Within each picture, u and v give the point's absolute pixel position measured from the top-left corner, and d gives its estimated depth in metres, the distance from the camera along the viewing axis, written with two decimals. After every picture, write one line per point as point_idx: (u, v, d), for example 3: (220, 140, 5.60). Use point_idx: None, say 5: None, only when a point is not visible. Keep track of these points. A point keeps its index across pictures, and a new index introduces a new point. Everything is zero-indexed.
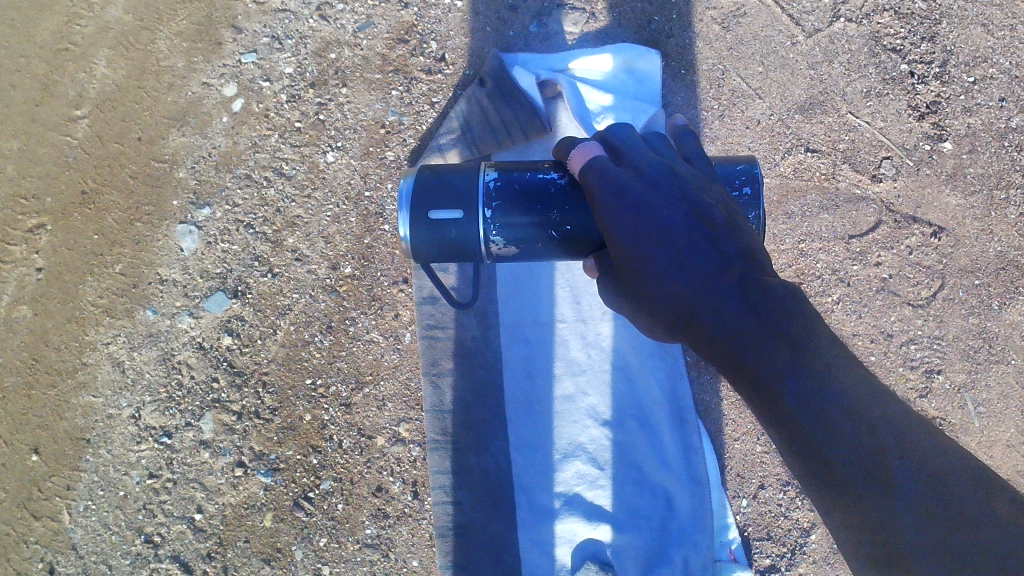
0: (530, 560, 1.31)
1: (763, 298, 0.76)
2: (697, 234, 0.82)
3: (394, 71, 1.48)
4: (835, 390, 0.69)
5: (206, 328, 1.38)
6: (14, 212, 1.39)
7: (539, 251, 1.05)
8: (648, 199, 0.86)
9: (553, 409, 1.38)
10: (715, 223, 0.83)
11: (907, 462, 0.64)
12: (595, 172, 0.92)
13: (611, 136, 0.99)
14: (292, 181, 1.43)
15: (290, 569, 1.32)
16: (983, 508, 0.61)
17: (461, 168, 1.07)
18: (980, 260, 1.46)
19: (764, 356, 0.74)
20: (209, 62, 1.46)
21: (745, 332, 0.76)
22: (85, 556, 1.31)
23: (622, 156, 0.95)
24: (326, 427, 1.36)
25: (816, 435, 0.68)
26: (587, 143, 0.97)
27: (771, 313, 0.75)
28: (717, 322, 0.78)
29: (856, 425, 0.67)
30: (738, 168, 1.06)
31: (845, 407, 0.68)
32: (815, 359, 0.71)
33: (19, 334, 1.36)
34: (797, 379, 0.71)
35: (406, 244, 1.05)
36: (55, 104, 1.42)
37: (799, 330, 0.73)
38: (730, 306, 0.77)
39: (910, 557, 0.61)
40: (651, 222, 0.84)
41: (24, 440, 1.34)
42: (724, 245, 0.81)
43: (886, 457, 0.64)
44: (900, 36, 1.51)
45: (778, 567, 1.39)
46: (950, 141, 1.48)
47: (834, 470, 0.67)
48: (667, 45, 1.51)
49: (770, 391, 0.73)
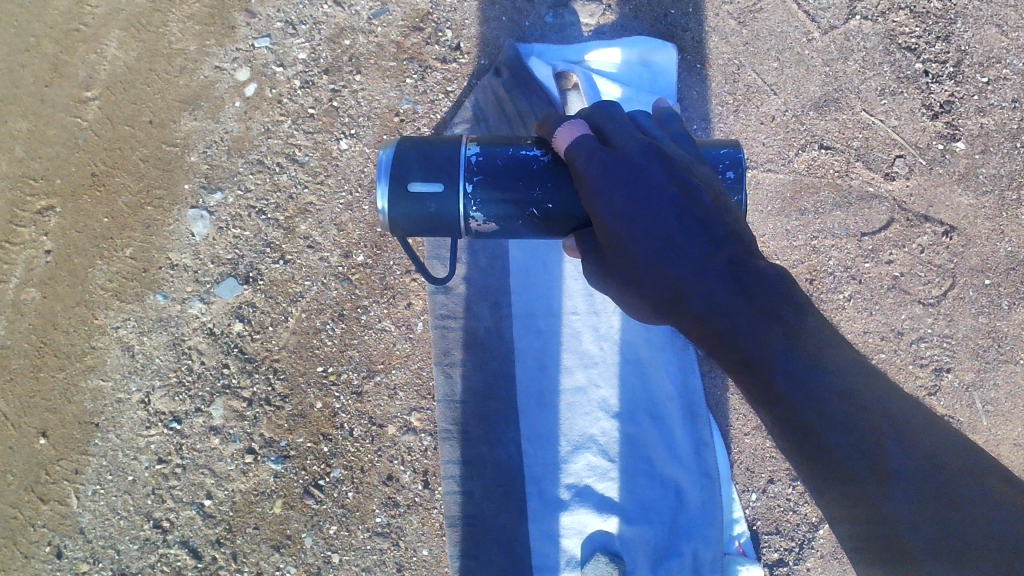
0: (541, 550, 1.32)
1: (755, 281, 0.77)
2: (686, 216, 0.81)
3: (409, 59, 1.48)
4: (829, 372, 0.70)
5: (217, 313, 1.37)
6: (22, 192, 1.37)
7: (519, 229, 1.02)
8: (636, 179, 0.83)
9: (564, 400, 1.39)
10: (703, 204, 0.82)
11: (901, 440, 0.65)
12: (582, 151, 0.87)
13: (597, 110, 0.94)
14: (304, 168, 1.42)
15: (300, 556, 1.32)
16: (975, 485, 0.62)
17: (441, 140, 1.02)
18: (991, 260, 1.46)
19: (754, 338, 0.74)
20: (222, 46, 1.45)
21: (734, 315, 0.76)
22: (93, 540, 1.31)
23: (608, 132, 0.91)
24: (338, 415, 1.36)
25: (809, 418, 0.69)
26: (575, 121, 0.93)
27: (766, 296, 0.76)
28: (707, 305, 0.78)
29: (850, 407, 0.67)
30: (721, 152, 1.02)
31: (833, 386, 0.69)
32: (807, 342, 0.72)
33: (28, 316, 1.34)
34: (791, 361, 0.72)
35: (383, 217, 1.00)
36: (66, 85, 1.40)
37: (792, 314, 0.74)
38: (719, 289, 0.78)
39: (907, 539, 0.62)
40: (640, 203, 0.82)
41: (32, 423, 1.32)
42: (713, 228, 0.81)
43: (883, 440, 0.65)
44: (914, 34, 1.52)
45: (786, 561, 1.39)
46: (963, 141, 1.49)
47: (827, 452, 0.68)
48: (683, 39, 1.51)
49: (759, 372, 0.74)
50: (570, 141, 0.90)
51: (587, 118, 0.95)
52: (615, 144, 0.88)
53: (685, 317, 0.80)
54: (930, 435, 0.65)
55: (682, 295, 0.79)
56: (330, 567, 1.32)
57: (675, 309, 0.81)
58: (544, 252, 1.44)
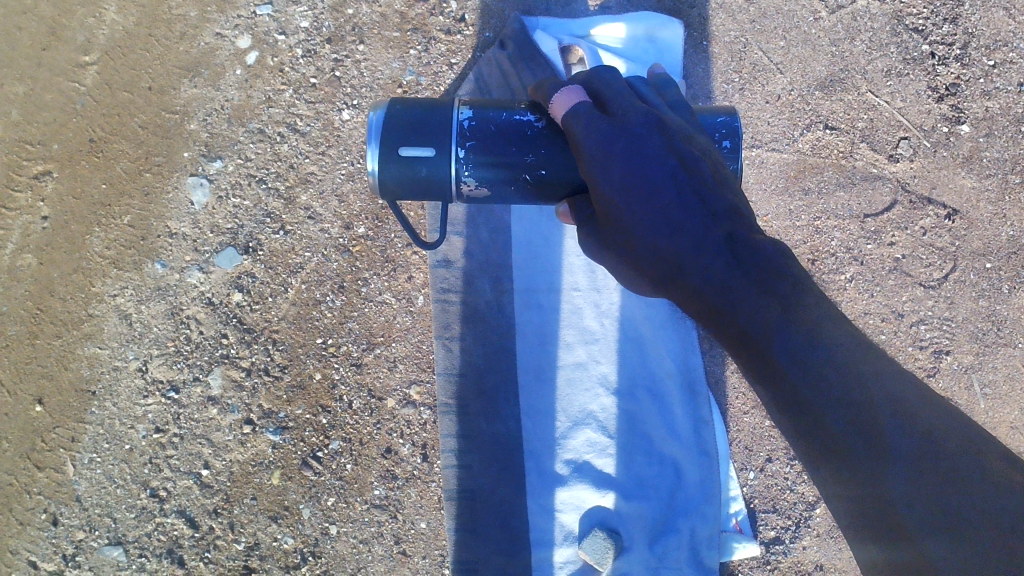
0: (539, 524, 1.32)
1: (753, 255, 0.75)
2: (685, 189, 0.80)
3: (413, 30, 1.46)
4: (827, 344, 0.68)
5: (216, 283, 1.36)
6: (19, 157, 1.36)
7: (511, 194, 1.00)
8: (636, 151, 0.82)
9: (564, 375, 1.39)
10: (702, 177, 0.81)
11: (898, 419, 0.64)
12: (579, 119, 0.86)
13: (595, 75, 0.92)
14: (306, 138, 1.41)
15: (297, 528, 1.32)
16: (973, 466, 0.61)
17: (433, 102, 1.00)
18: (992, 244, 1.46)
19: (752, 313, 0.73)
20: (223, 12, 1.43)
21: (734, 292, 0.75)
22: (89, 508, 1.30)
23: (607, 98, 0.89)
24: (337, 387, 1.35)
25: (808, 396, 0.68)
26: (572, 87, 0.91)
27: (763, 270, 0.74)
28: (704, 279, 0.77)
29: (845, 380, 0.66)
30: (717, 120, 1.00)
31: (833, 362, 0.67)
32: (805, 318, 0.71)
33: (24, 283, 1.33)
34: (787, 333, 0.70)
35: (373, 180, 0.98)
36: (63, 49, 1.38)
37: (788, 288, 0.73)
38: (718, 264, 0.76)
39: (902, 515, 0.62)
40: (640, 174, 0.81)
41: (27, 390, 1.31)
42: (712, 202, 0.80)
43: (879, 415, 0.64)
44: (922, 16, 1.51)
45: (782, 539, 1.39)
46: (968, 124, 1.48)
47: (828, 432, 0.67)
48: (690, 16, 1.50)
49: (757, 348, 0.73)
50: (569, 108, 0.89)
51: (583, 82, 0.93)
52: (614, 110, 0.86)
53: (682, 293, 0.80)
54: (927, 415, 0.64)
55: (679, 269, 0.79)
56: (328, 538, 1.32)
57: (671, 284, 0.81)
58: (543, 226, 1.43)
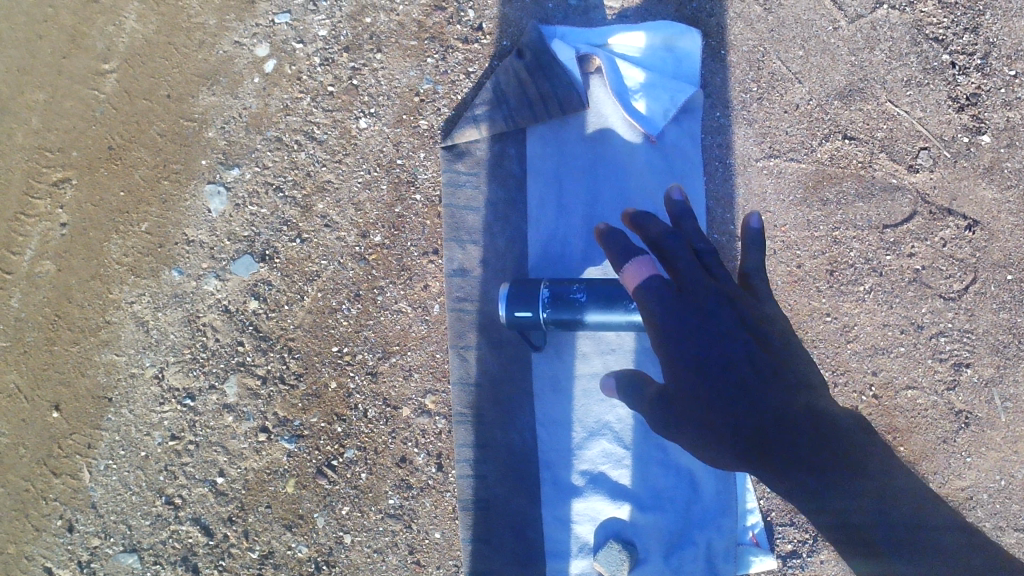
0: (553, 535, 1.32)
1: (783, 379, 0.88)
2: (741, 338, 0.91)
3: (430, 38, 1.46)
4: (873, 473, 0.80)
5: (233, 291, 1.36)
6: (39, 164, 1.37)
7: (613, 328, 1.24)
8: (704, 330, 0.90)
9: (580, 385, 1.34)
10: (764, 342, 0.92)
11: (942, 530, 0.77)
12: (651, 298, 0.95)
13: (663, 240, 0.98)
14: (323, 146, 1.41)
15: (311, 536, 1.32)
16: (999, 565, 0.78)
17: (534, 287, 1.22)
18: (1015, 255, 1.43)
19: (796, 438, 0.83)
20: (242, 20, 1.43)
21: (780, 420, 0.84)
22: (105, 514, 1.31)
23: (678, 269, 0.96)
24: (352, 395, 1.35)
25: (857, 521, 0.79)
26: (643, 258, 0.98)
27: (790, 388, 0.87)
28: (756, 411, 0.85)
29: (892, 507, 0.78)
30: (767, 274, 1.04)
31: (881, 492, 0.79)
32: (831, 437, 0.83)
33: (43, 290, 1.35)
34: (834, 468, 0.81)
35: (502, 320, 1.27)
36: (83, 56, 1.40)
37: (804, 407, 0.85)
38: (761, 398, 0.86)
39: None
40: (704, 353, 0.89)
41: (46, 396, 1.33)
42: (746, 334, 0.91)
43: (921, 527, 0.78)
44: (943, 25, 1.49)
45: (800, 553, 1.38)
46: (989, 134, 1.46)
47: (872, 544, 0.79)
48: (708, 25, 1.49)
49: (804, 471, 0.82)
50: (640, 283, 0.96)
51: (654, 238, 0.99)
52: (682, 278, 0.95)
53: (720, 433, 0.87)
54: (958, 527, 0.79)
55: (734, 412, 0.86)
56: (342, 547, 1.32)
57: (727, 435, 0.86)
58: (562, 238, 1.39)
